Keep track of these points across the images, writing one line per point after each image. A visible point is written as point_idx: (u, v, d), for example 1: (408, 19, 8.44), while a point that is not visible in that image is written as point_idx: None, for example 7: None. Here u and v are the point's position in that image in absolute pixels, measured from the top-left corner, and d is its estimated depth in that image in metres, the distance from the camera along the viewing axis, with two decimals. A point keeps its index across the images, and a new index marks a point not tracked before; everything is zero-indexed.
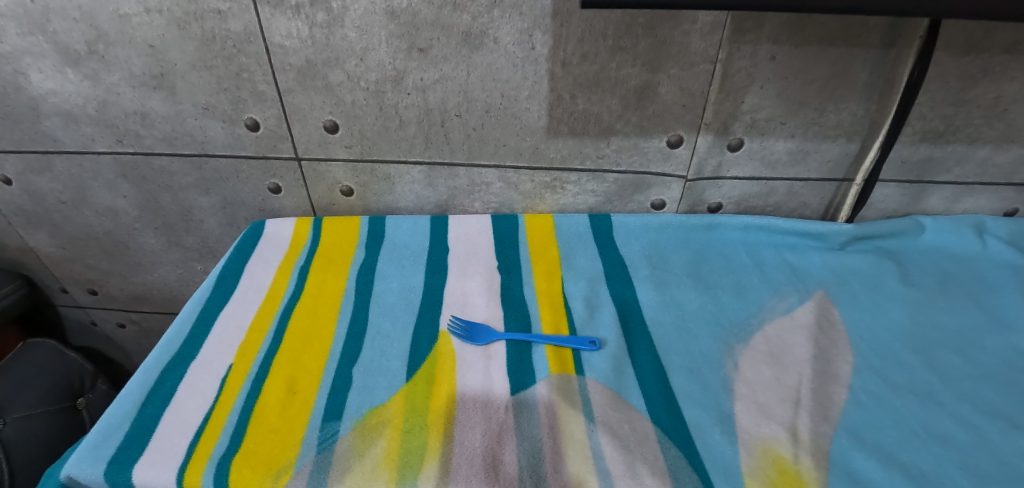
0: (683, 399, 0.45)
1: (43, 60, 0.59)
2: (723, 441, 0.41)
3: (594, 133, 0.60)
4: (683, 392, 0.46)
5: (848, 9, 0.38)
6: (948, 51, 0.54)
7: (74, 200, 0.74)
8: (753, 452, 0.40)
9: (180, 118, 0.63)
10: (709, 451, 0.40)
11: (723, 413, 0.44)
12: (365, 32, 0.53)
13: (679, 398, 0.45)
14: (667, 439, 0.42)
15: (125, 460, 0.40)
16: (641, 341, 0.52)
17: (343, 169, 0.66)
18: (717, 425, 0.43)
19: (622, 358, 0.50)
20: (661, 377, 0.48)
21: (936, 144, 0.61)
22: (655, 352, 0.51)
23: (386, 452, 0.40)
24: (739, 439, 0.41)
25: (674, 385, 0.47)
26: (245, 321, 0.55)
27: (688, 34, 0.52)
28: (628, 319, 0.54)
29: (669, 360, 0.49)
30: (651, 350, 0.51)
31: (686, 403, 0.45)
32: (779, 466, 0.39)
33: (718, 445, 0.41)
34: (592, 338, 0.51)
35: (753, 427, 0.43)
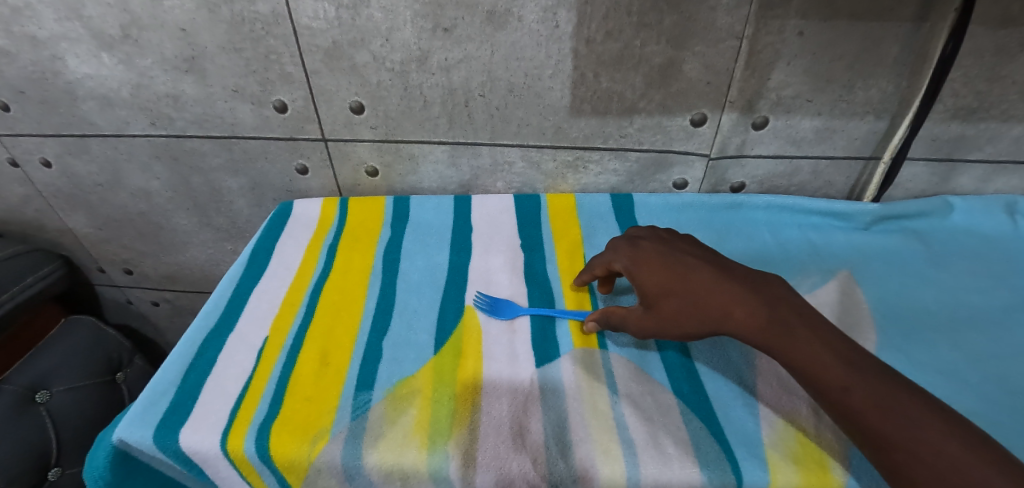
0: (671, 274, 0.43)
1: (79, 45, 0.62)
2: (718, 313, 0.40)
3: (617, 112, 0.60)
4: (668, 261, 0.44)
5: None
6: (984, 25, 0.52)
7: (109, 181, 0.77)
8: (755, 320, 0.38)
9: (211, 101, 0.65)
10: (706, 328, 0.40)
11: (690, 257, 0.44)
12: (390, 13, 0.54)
13: (664, 267, 0.44)
14: (660, 330, 0.42)
15: (173, 425, 0.42)
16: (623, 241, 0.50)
17: (368, 149, 0.67)
18: (717, 292, 0.40)
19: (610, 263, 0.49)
20: (637, 265, 0.45)
21: (968, 121, 0.60)
22: (639, 242, 0.48)
23: (416, 419, 0.42)
24: (742, 307, 0.39)
25: (649, 270, 0.44)
26: (277, 297, 0.57)
27: (714, 10, 0.51)
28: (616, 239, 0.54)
29: (642, 247, 0.47)
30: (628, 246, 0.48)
31: (676, 275, 0.43)
32: (787, 334, 0.37)
33: (712, 319, 0.40)
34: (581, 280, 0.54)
35: (755, 287, 0.41)
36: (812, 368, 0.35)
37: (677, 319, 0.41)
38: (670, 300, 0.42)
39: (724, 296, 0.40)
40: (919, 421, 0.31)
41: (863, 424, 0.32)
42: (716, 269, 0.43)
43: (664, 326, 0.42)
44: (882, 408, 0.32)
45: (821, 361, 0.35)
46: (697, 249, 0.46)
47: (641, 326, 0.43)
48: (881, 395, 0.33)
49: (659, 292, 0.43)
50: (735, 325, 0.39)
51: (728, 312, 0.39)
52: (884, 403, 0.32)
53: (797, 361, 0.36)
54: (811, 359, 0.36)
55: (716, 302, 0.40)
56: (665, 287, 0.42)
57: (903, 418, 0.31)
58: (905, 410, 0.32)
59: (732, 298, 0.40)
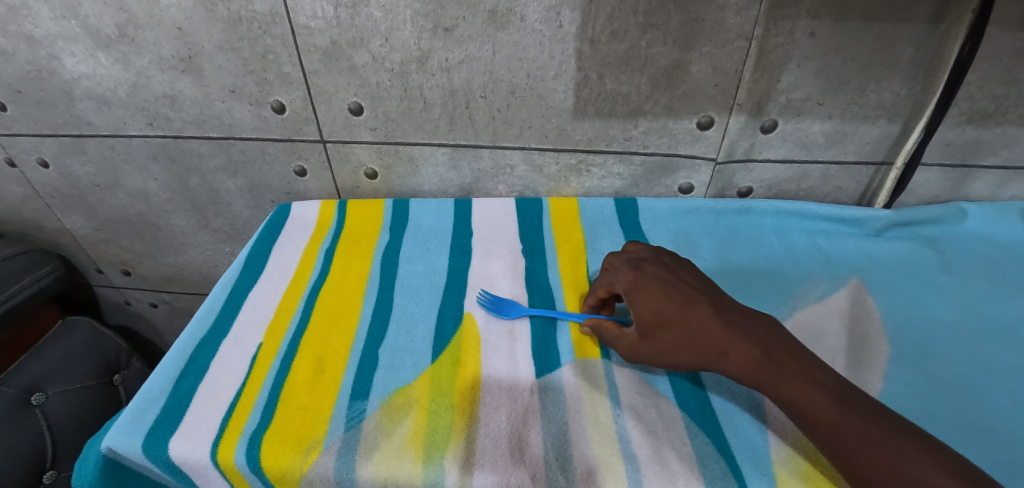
0: (669, 304, 0.40)
1: (75, 44, 0.61)
2: (713, 349, 0.37)
3: (622, 114, 0.59)
4: (668, 289, 0.42)
5: None
6: (1002, 26, 0.50)
7: (106, 182, 0.76)
8: (749, 361, 0.36)
9: (208, 101, 0.64)
10: (695, 364, 0.38)
11: (690, 288, 0.41)
12: (390, 12, 0.53)
13: (663, 296, 0.41)
14: (650, 359, 0.41)
15: (162, 433, 0.41)
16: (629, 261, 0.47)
17: (367, 151, 0.66)
18: (712, 328, 0.38)
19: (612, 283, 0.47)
20: (636, 291, 0.43)
21: (984, 126, 0.58)
22: (644, 265, 0.45)
23: (412, 431, 0.41)
24: (737, 346, 0.37)
25: (647, 299, 0.42)
26: (273, 302, 0.55)
27: (722, 10, 0.50)
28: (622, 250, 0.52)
29: (645, 273, 0.44)
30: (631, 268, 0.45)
31: (673, 306, 0.40)
32: (782, 376, 0.35)
33: (703, 356, 0.38)
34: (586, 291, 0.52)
35: (752, 326, 0.38)
36: (807, 410, 0.33)
37: (668, 352, 0.39)
38: (664, 332, 0.40)
39: (719, 332, 0.38)
40: (916, 469, 0.29)
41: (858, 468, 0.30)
42: (716, 304, 0.40)
43: (654, 356, 0.40)
44: (878, 452, 0.30)
45: (816, 404, 0.33)
46: (699, 280, 0.43)
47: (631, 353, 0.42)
48: (876, 438, 0.31)
49: (653, 322, 0.40)
50: (728, 364, 0.37)
51: (721, 351, 0.37)
52: (879, 447, 0.30)
53: (792, 402, 0.34)
54: (805, 401, 0.34)
55: (709, 338, 0.38)
56: (661, 317, 0.40)
57: (898, 465, 0.29)
58: (899, 456, 0.30)
59: (727, 336, 0.37)
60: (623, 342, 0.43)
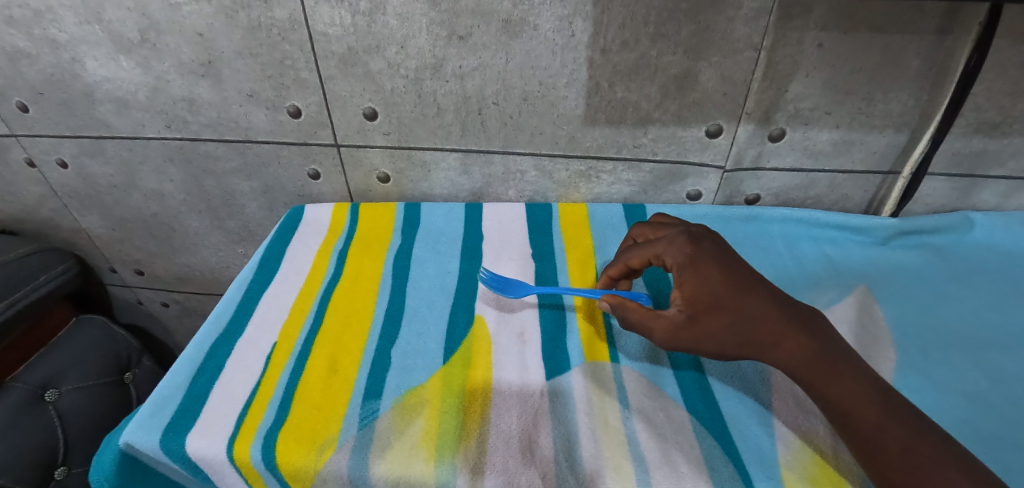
0: (726, 287, 0.39)
1: (98, 48, 0.62)
2: (764, 339, 0.37)
3: (631, 122, 0.60)
4: (726, 270, 0.40)
5: None
6: (1008, 38, 0.51)
7: (123, 183, 0.78)
8: (803, 357, 0.36)
9: (226, 105, 0.65)
10: (741, 352, 0.37)
11: (747, 272, 0.40)
12: (406, 20, 0.54)
13: (721, 277, 0.39)
14: (692, 344, 0.39)
15: (179, 430, 0.42)
16: (679, 233, 0.44)
17: (381, 155, 0.67)
18: (767, 318, 0.37)
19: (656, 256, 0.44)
20: (692, 266, 0.40)
21: (991, 136, 0.59)
22: (698, 240, 0.43)
23: (424, 430, 0.42)
24: (793, 338, 0.37)
25: (706, 277, 0.39)
26: (287, 303, 0.56)
27: (732, 21, 0.51)
28: (658, 224, 0.49)
29: (704, 249, 0.41)
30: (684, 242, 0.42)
31: (731, 290, 0.38)
32: (834, 374, 0.35)
33: (754, 344, 0.37)
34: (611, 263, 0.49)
35: (806, 322, 0.38)
36: (851, 410, 0.34)
37: (716, 337, 0.38)
38: (719, 314, 0.38)
39: (774, 324, 0.37)
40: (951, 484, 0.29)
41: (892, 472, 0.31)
42: (771, 294, 0.39)
43: (697, 341, 0.38)
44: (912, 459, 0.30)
45: (861, 407, 0.33)
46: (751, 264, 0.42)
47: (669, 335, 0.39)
48: (916, 449, 0.31)
49: (706, 304, 0.38)
50: (779, 356, 0.37)
51: (775, 342, 0.37)
52: (918, 456, 0.30)
53: (837, 401, 0.34)
54: (853, 401, 0.34)
55: (765, 328, 0.37)
56: (715, 299, 0.38)
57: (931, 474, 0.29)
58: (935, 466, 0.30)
59: (783, 328, 0.37)
60: (655, 327, 0.40)
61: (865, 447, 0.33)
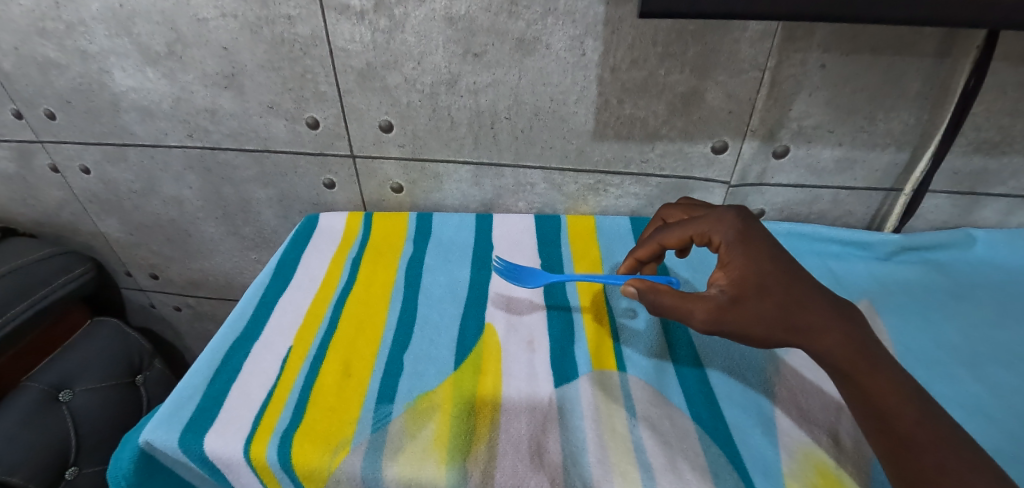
0: (774, 271, 0.39)
1: (126, 60, 0.65)
2: (809, 326, 0.36)
3: (639, 137, 0.62)
4: (775, 255, 0.40)
5: (883, 20, 0.40)
6: (1006, 61, 0.53)
7: (143, 189, 0.80)
8: (845, 348, 0.35)
9: (247, 116, 0.67)
10: (783, 338, 0.36)
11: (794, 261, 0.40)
12: (424, 38, 0.56)
13: (769, 260, 0.39)
14: (736, 325, 0.37)
15: (197, 430, 0.43)
16: (726, 213, 0.44)
17: (395, 166, 0.69)
18: (814, 306, 0.37)
19: (701, 234, 0.44)
20: (741, 246, 0.41)
21: (991, 155, 0.60)
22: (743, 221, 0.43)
23: (436, 434, 0.43)
24: (838, 329, 0.36)
25: (756, 258, 0.40)
26: (302, 308, 0.58)
27: (737, 42, 0.53)
28: (692, 207, 0.50)
29: (752, 232, 0.42)
30: (734, 218, 0.43)
31: (779, 273, 0.38)
32: (875, 368, 0.34)
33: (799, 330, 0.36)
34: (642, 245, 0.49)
35: (850, 316, 0.37)
36: (889, 402, 0.32)
37: (762, 321, 0.36)
38: (767, 296, 0.37)
39: (820, 313, 0.36)
40: None
41: (918, 465, 0.30)
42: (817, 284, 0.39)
43: (741, 323, 0.37)
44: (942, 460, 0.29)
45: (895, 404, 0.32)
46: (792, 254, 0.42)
47: (714, 312, 0.37)
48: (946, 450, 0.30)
49: (753, 285, 0.38)
50: (822, 344, 0.35)
51: (821, 330, 0.36)
52: (950, 452, 0.29)
53: (875, 394, 0.33)
54: (892, 397, 0.33)
55: (811, 316, 0.36)
56: (764, 280, 0.38)
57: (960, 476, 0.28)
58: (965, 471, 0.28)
59: (829, 318, 0.36)
60: (697, 306, 0.38)
61: (894, 437, 0.31)
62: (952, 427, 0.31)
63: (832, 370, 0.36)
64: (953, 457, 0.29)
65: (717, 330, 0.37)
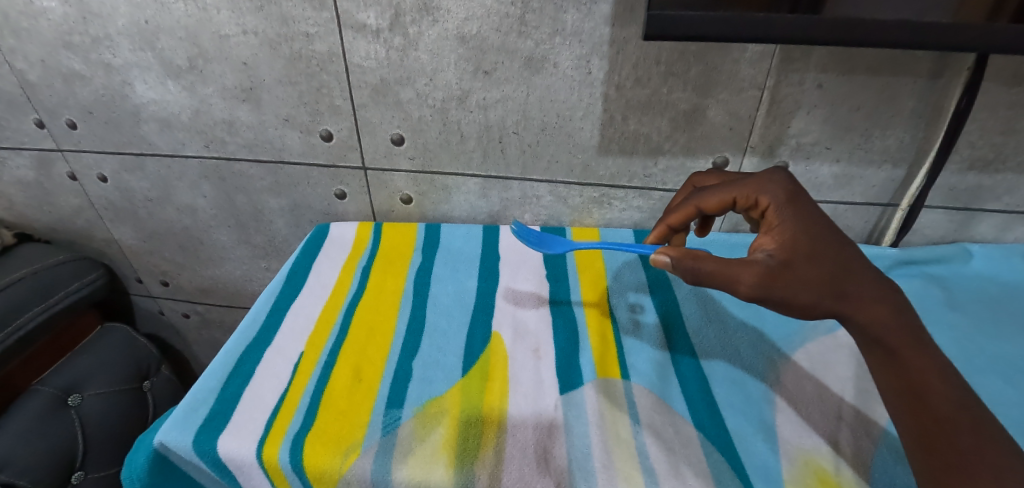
0: (824, 239, 0.37)
1: (148, 73, 0.68)
2: (857, 296, 0.35)
3: (643, 152, 0.64)
4: (824, 224, 0.38)
5: (876, 43, 0.42)
6: (996, 82, 0.55)
7: (158, 197, 0.82)
8: (888, 322, 0.35)
9: (263, 128, 0.70)
10: (831, 306, 0.35)
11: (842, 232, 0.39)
12: (436, 55, 0.59)
13: (819, 229, 0.37)
14: (786, 291, 0.35)
15: (211, 431, 0.45)
16: (773, 177, 0.41)
17: (405, 179, 0.71)
18: (860, 275, 0.36)
19: (746, 195, 0.41)
20: (791, 212, 0.38)
21: (985, 172, 0.62)
22: (791, 185, 0.41)
23: (445, 438, 0.44)
24: (883, 303, 0.36)
25: (807, 225, 0.37)
26: (313, 314, 0.59)
27: (738, 62, 0.55)
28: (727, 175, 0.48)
29: (802, 198, 0.40)
30: (784, 180, 0.40)
31: (829, 243, 0.37)
32: (914, 345, 0.35)
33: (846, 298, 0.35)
34: (676, 210, 0.47)
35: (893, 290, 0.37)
36: (923, 383, 0.34)
37: (813, 285, 0.35)
38: (818, 264, 0.36)
39: (865, 282, 0.36)
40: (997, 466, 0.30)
41: (944, 445, 0.32)
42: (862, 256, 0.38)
43: (790, 288, 0.35)
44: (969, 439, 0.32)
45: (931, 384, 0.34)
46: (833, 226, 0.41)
47: (764, 276, 0.35)
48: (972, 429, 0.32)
49: (805, 251, 0.36)
50: (869, 315, 0.35)
51: (867, 301, 0.35)
52: (976, 435, 0.32)
53: (915, 373, 0.34)
54: (929, 376, 0.34)
55: (857, 285, 0.36)
56: (816, 248, 0.36)
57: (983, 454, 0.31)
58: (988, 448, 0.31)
59: (876, 292, 0.36)
60: (745, 270, 0.35)
61: (923, 417, 0.33)
62: (977, 407, 0.33)
63: (872, 344, 0.36)
64: (978, 438, 0.32)
65: (765, 296, 0.35)
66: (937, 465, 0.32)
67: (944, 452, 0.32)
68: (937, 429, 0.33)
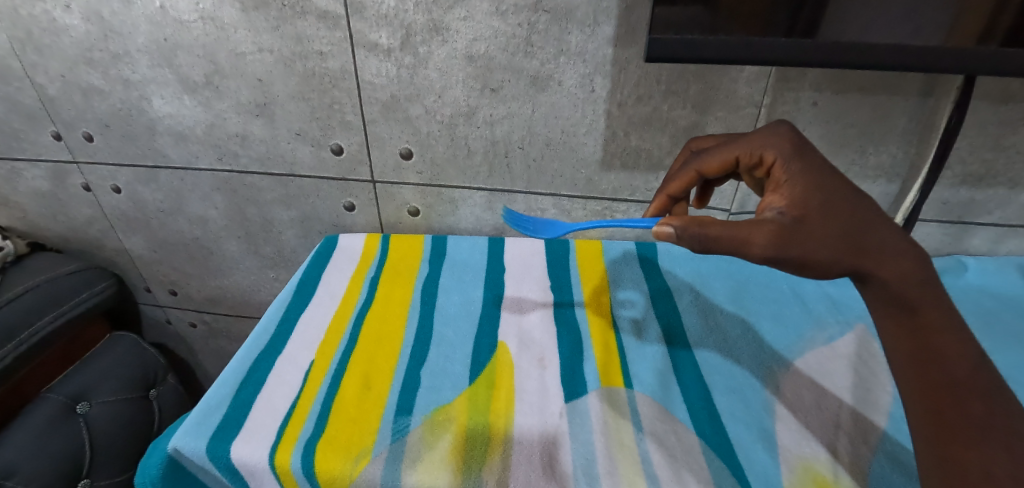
0: (837, 192, 0.33)
1: (166, 88, 0.70)
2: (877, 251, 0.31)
3: (644, 168, 0.66)
4: (835, 175, 0.34)
5: (864, 66, 0.45)
6: (985, 100, 0.57)
7: (170, 208, 0.84)
8: (913, 280, 0.31)
9: (275, 141, 0.72)
10: (851, 263, 0.31)
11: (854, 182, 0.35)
12: (445, 73, 0.61)
13: (830, 180, 0.34)
14: (803, 249, 0.31)
15: (224, 438, 0.46)
16: (776, 130, 0.38)
17: (412, 191, 0.73)
18: (879, 227, 0.32)
19: (748, 152, 0.38)
20: (799, 165, 0.35)
21: (977, 187, 0.64)
22: (795, 135, 0.38)
23: (452, 445, 0.45)
24: (905, 257, 0.31)
25: (818, 177, 0.34)
26: (323, 324, 0.61)
27: (735, 81, 0.57)
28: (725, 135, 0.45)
29: (808, 150, 0.36)
30: (788, 130, 0.37)
31: (842, 194, 0.33)
32: (938, 307, 0.31)
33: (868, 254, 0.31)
34: (675, 178, 0.44)
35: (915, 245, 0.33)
36: (944, 350, 0.30)
37: (831, 241, 0.31)
38: (834, 218, 0.32)
39: (884, 235, 0.32)
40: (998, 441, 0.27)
41: (954, 412, 0.29)
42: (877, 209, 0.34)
43: (807, 248, 0.31)
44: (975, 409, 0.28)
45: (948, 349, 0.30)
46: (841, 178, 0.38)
47: (776, 235, 0.32)
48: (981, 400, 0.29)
49: (818, 207, 0.33)
50: (890, 270, 0.31)
51: (887, 256, 0.31)
52: (989, 404, 0.28)
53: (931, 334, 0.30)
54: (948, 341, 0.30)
55: (876, 239, 0.32)
56: (829, 202, 0.33)
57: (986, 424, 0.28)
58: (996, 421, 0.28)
59: (897, 246, 0.32)
60: (754, 232, 0.32)
61: (937, 381, 0.30)
62: (995, 378, 0.30)
63: (894, 303, 0.31)
64: (992, 410, 0.28)
65: (780, 257, 0.32)
66: (942, 439, 0.29)
67: (953, 424, 0.28)
68: (949, 395, 0.29)
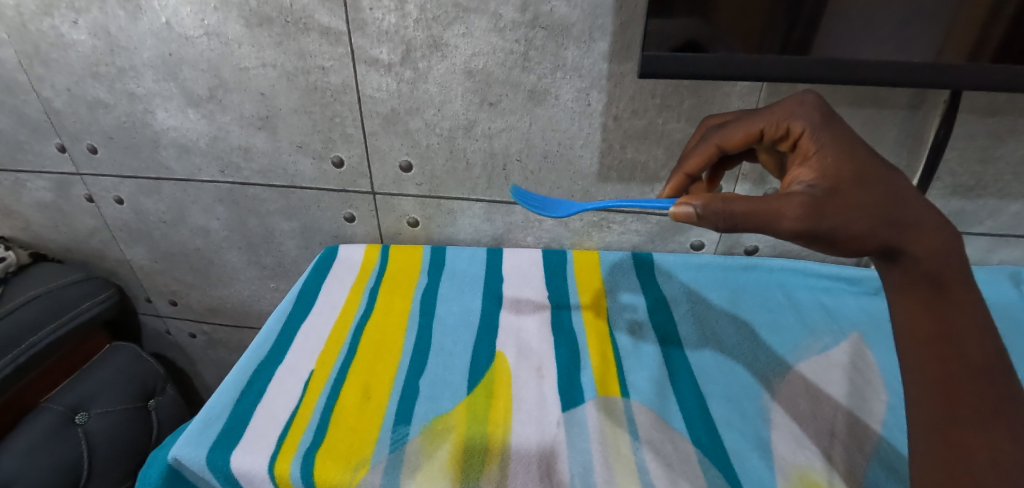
0: (869, 163, 0.34)
1: (170, 102, 0.71)
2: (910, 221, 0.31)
3: (640, 179, 0.67)
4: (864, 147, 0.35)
5: (851, 80, 0.46)
6: (973, 113, 0.58)
7: (172, 219, 0.85)
8: (940, 254, 0.31)
9: (278, 154, 0.73)
10: (887, 235, 0.31)
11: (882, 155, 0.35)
12: (444, 88, 0.62)
13: (861, 154, 0.34)
14: (837, 219, 0.31)
15: (224, 447, 0.46)
16: (805, 100, 0.39)
17: (412, 203, 0.74)
18: (914, 200, 0.32)
19: (773, 124, 0.39)
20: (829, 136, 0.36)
21: (968, 197, 0.65)
22: (823, 107, 0.39)
23: (451, 455, 0.45)
24: (935, 230, 0.31)
25: (848, 149, 0.34)
26: (323, 334, 0.61)
27: (729, 95, 0.59)
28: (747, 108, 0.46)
29: (835, 122, 0.37)
30: (815, 101, 0.38)
31: (874, 166, 0.33)
32: (961, 282, 0.31)
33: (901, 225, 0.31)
34: (692, 155, 0.45)
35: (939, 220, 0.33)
36: (959, 331, 0.30)
37: (866, 210, 0.31)
38: (867, 188, 0.32)
39: (919, 208, 0.32)
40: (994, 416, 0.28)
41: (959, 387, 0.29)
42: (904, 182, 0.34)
43: (840, 216, 0.31)
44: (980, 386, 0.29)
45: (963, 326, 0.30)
46: None
47: (810, 205, 0.31)
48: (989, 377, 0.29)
49: (851, 177, 0.33)
50: (920, 242, 0.31)
51: (919, 227, 0.31)
52: (993, 382, 0.29)
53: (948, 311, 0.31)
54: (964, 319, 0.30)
55: (911, 209, 0.32)
56: (863, 172, 0.33)
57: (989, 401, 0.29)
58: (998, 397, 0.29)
59: (928, 218, 0.32)
60: (786, 203, 0.32)
61: (950, 364, 0.30)
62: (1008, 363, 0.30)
63: (919, 278, 0.32)
64: (1000, 392, 0.29)
65: (816, 230, 0.31)
66: (943, 413, 0.29)
67: (958, 402, 0.29)
68: (964, 379, 0.29)
